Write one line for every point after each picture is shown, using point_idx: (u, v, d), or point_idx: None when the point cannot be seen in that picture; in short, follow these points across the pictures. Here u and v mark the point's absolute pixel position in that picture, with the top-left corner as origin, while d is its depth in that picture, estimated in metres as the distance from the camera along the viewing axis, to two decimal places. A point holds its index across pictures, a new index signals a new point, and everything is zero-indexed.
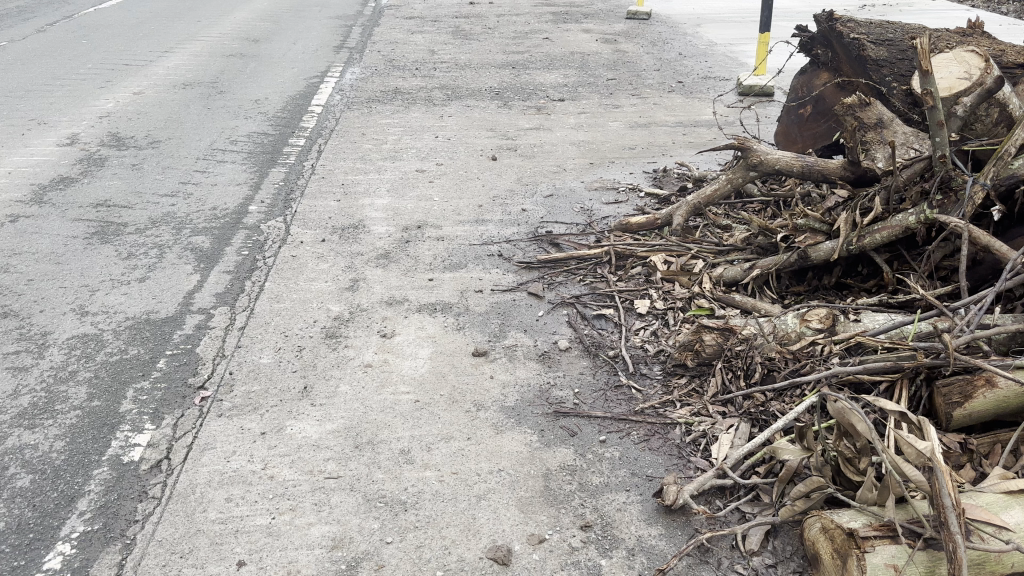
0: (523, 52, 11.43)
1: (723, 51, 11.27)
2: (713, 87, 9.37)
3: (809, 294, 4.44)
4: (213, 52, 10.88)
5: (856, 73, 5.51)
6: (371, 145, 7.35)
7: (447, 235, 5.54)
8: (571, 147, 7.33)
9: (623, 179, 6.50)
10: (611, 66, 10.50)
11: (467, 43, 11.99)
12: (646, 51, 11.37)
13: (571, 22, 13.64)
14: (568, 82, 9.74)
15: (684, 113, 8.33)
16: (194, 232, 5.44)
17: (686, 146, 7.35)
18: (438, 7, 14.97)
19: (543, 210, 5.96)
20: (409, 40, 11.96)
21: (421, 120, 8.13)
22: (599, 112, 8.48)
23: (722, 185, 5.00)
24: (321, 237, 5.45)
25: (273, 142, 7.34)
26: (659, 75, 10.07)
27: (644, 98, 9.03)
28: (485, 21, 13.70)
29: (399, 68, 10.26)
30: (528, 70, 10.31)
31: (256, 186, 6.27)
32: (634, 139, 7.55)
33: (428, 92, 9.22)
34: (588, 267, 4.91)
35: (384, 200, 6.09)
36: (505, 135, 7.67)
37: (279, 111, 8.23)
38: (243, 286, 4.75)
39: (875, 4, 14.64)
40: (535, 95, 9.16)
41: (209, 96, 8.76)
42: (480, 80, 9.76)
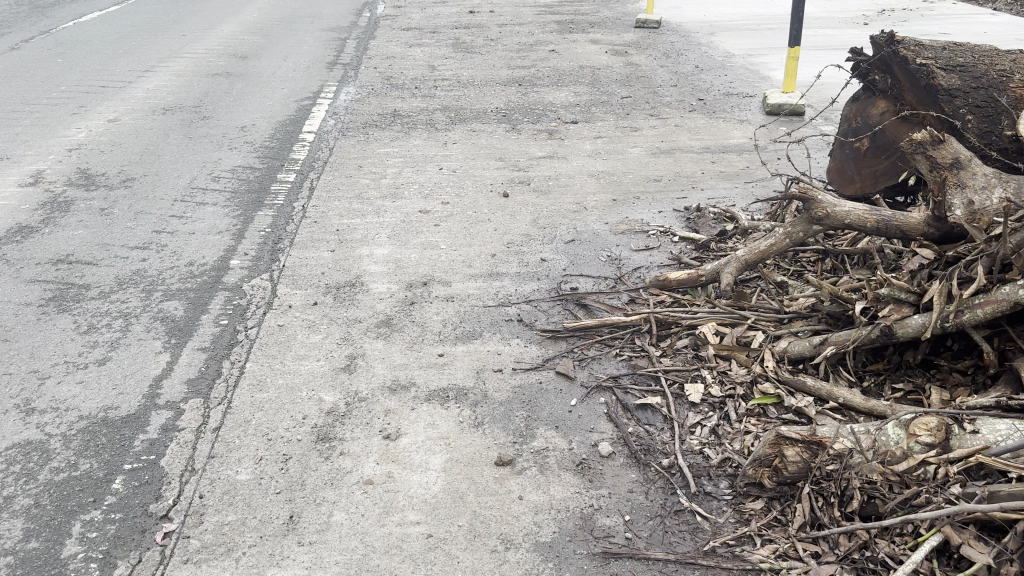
0: (529, 65, 10.76)
1: (742, 64, 10.61)
2: (738, 106, 8.70)
3: (891, 374, 3.78)
4: (197, 71, 10.20)
5: (923, 104, 4.80)
6: (369, 180, 6.65)
7: (458, 294, 4.83)
8: (590, 180, 6.65)
9: (651, 218, 5.80)
10: (624, 83, 9.83)
11: (469, 56, 11.32)
12: (659, 64, 10.71)
13: (576, 31, 12.97)
14: (579, 101, 9.07)
15: (710, 138, 7.65)
16: (166, 295, 4.75)
17: (717, 177, 6.65)
18: (437, 17, 14.31)
19: (565, 259, 5.25)
20: (407, 55, 11.29)
21: (423, 149, 7.45)
22: (616, 137, 7.79)
23: (779, 239, 4.29)
24: (312, 299, 4.74)
25: (259, 178, 6.65)
26: (677, 91, 9.41)
27: (663, 118, 8.35)
28: (487, 31, 13.02)
29: (397, 87, 9.58)
30: (535, 88, 9.64)
31: (239, 234, 5.57)
32: (658, 169, 6.86)
33: (430, 115, 8.54)
34: (625, 337, 4.20)
35: (384, 249, 5.40)
36: (516, 165, 6.99)
37: (267, 140, 7.53)
38: (219, 368, 4.05)
39: (894, 9, 14.00)
40: (545, 117, 8.48)
41: (191, 123, 8.06)
42: (485, 100, 9.09)
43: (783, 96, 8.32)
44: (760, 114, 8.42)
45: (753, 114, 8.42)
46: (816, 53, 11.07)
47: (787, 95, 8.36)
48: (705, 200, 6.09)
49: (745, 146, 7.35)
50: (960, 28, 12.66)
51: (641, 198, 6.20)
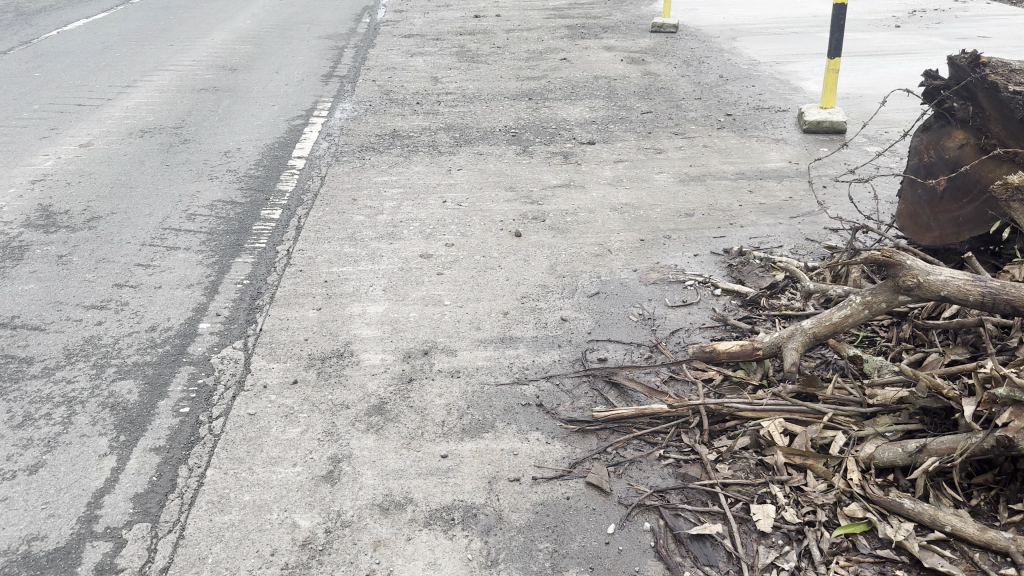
0: (539, 76, 10.04)
1: (770, 74, 9.86)
2: (770, 124, 7.94)
3: (1007, 489, 3.01)
4: (182, 86, 9.49)
5: (1016, 139, 4.05)
6: (364, 217, 5.93)
7: (464, 366, 4.09)
8: (612, 215, 5.91)
9: (686, 265, 5.05)
10: (644, 97, 9.09)
11: (475, 66, 10.60)
12: (680, 75, 9.96)
13: (588, 37, 12.23)
14: (595, 118, 8.35)
15: (743, 163, 6.90)
16: (120, 372, 4.03)
17: (756, 212, 5.90)
18: (440, 22, 13.60)
19: (589, 318, 4.50)
20: (409, 65, 10.59)
21: (426, 179, 6.72)
22: (638, 161, 7.05)
23: (856, 310, 3.58)
24: (292, 375, 4.00)
25: (241, 214, 5.93)
26: (701, 105, 8.69)
27: (690, 138, 7.60)
28: (494, 38, 12.29)
29: (397, 102, 8.87)
30: (547, 103, 8.90)
31: (212, 289, 4.85)
32: (689, 201, 6.11)
33: (433, 137, 7.82)
34: (669, 432, 3.44)
35: (380, 307, 4.66)
36: (529, 198, 6.26)
37: (253, 168, 6.82)
38: (174, 477, 3.32)
39: (924, 11, 13.21)
40: (560, 137, 7.75)
41: (170, 148, 7.35)
42: (492, 118, 8.36)
43: (823, 112, 7.65)
44: (796, 133, 7.67)
45: (788, 133, 7.67)
46: (847, 61, 10.31)
47: (827, 110, 7.66)
48: (745, 243, 5.34)
49: (784, 174, 6.60)
50: (998, 30, 11.85)
51: (672, 238, 5.46)
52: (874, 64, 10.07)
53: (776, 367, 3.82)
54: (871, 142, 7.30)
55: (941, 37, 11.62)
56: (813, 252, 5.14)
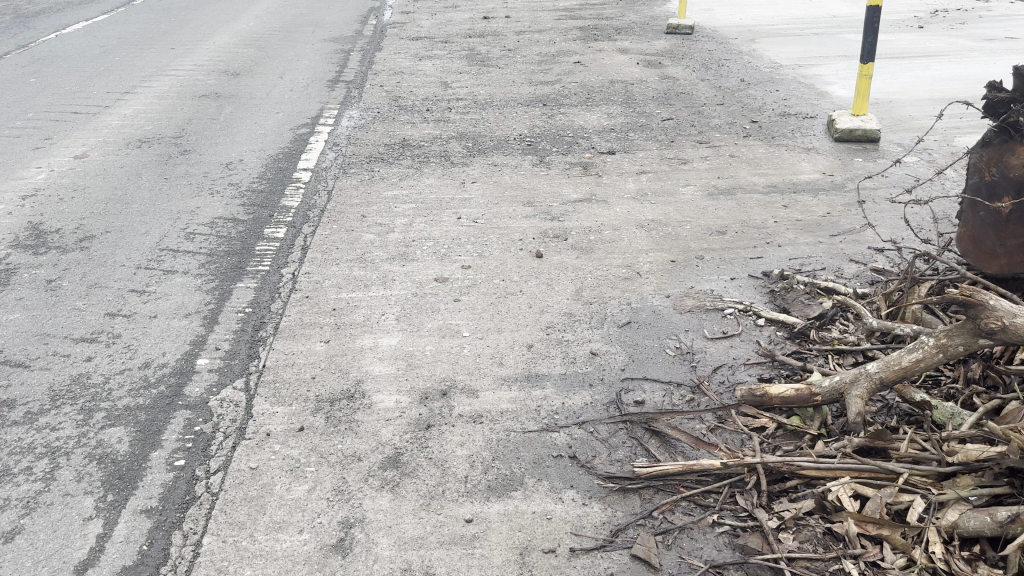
0: (553, 81, 9.68)
1: (794, 77, 9.47)
2: (798, 132, 7.56)
3: None
4: (182, 92, 9.13)
5: None
6: (374, 236, 5.56)
7: (487, 408, 3.72)
8: (638, 233, 5.53)
9: (723, 291, 4.67)
10: (663, 102, 8.71)
11: (486, 70, 10.24)
12: (699, 79, 9.57)
13: (601, 38, 11.87)
14: (613, 125, 7.98)
15: (774, 176, 6.51)
16: (110, 418, 3.67)
17: (793, 230, 5.52)
18: (448, 23, 13.25)
19: (622, 352, 4.12)
20: (417, 70, 10.24)
21: (438, 193, 6.36)
22: (661, 173, 6.67)
23: (929, 353, 3.25)
24: (298, 421, 3.62)
25: (242, 233, 5.57)
26: (724, 112, 8.31)
27: (715, 147, 7.21)
28: (504, 41, 11.92)
29: (406, 109, 8.52)
30: (562, 110, 8.53)
31: (211, 319, 4.49)
32: (720, 217, 5.73)
33: (445, 147, 7.45)
34: (722, 493, 3.07)
35: (393, 339, 4.29)
36: (549, 214, 5.89)
37: (255, 182, 6.46)
38: (166, 546, 2.96)
39: (947, 11, 12.83)
40: (578, 146, 7.37)
41: (168, 160, 6.99)
42: (506, 126, 7.98)
43: (855, 119, 7.25)
44: (827, 142, 7.28)
45: (819, 141, 7.28)
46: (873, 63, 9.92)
47: (859, 118, 7.28)
48: (785, 265, 4.96)
49: (820, 188, 6.21)
50: None
51: (706, 260, 5.08)
52: (902, 67, 9.67)
53: (834, 413, 3.47)
54: (908, 152, 6.91)
55: (968, 38, 11.21)
56: (858, 279, 4.78)
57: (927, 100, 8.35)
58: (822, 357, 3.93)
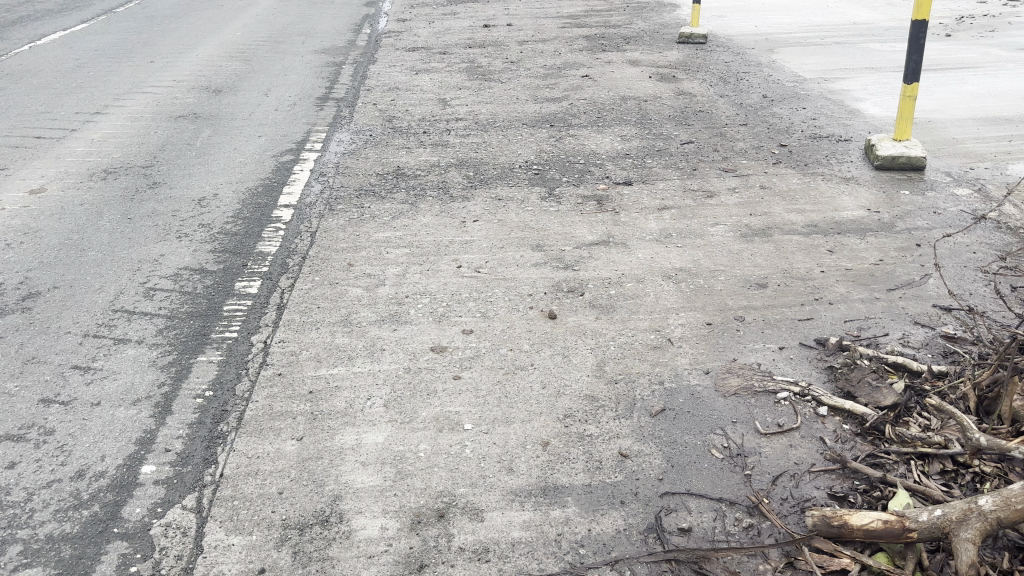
0: (559, 98, 8.99)
1: (820, 93, 8.76)
2: (833, 159, 6.85)
3: None
4: (157, 112, 8.43)
5: None
6: (362, 290, 4.84)
7: (495, 536, 2.99)
8: (665, 285, 4.82)
9: (772, 366, 3.97)
10: (681, 122, 8.01)
11: (488, 85, 9.55)
12: (718, 95, 8.86)
13: (610, 48, 11.18)
14: (628, 148, 7.29)
15: (812, 213, 5.80)
16: (26, 554, 2.97)
17: (843, 282, 4.80)
18: (447, 32, 12.56)
19: (656, 451, 3.41)
20: (414, 86, 9.54)
21: (436, 234, 5.64)
22: (685, 208, 5.96)
23: None
24: (258, 560, 2.90)
25: (210, 288, 4.86)
26: (749, 133, 7.61)
27: (742, 177, 6.50)
28: (506, 51, 11.21)
29: (401, 132, 7.82)
30: (571, 131, 7.82)
31: (163, 408, 3.79)
32: (756, 265, 5.02)
33: (443, 177, 6.74)
34: None
35: (381, 432, 3.56)
36: (561, 261, 5.19)
37: (229, 223, 5.75)
38: None
39: (975, 17, 12.11)
40: (590, 175, 6.67)
41: (133, 195, 6.30)
42: (511, 151, 7.28)
43: (898, 144, 6.55)
44: (866, 170, 6.57)
45: (857, 170, 6.58)
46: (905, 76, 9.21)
47: (902, 143, 6.57)
48: (839, 333, 4.25)
49: (867, 229, 5.50)
50: None
51: (746, 323, 4.37)
52: (937, 81, 8.95)
53: (928, 550, 2.78)
54: (959, 183, 6.19)
55: (1001, 47, 10.48)
56: (928, 350, 4.07)
57: (970, 119, 7.63)
58: (903, 465, 3.23)
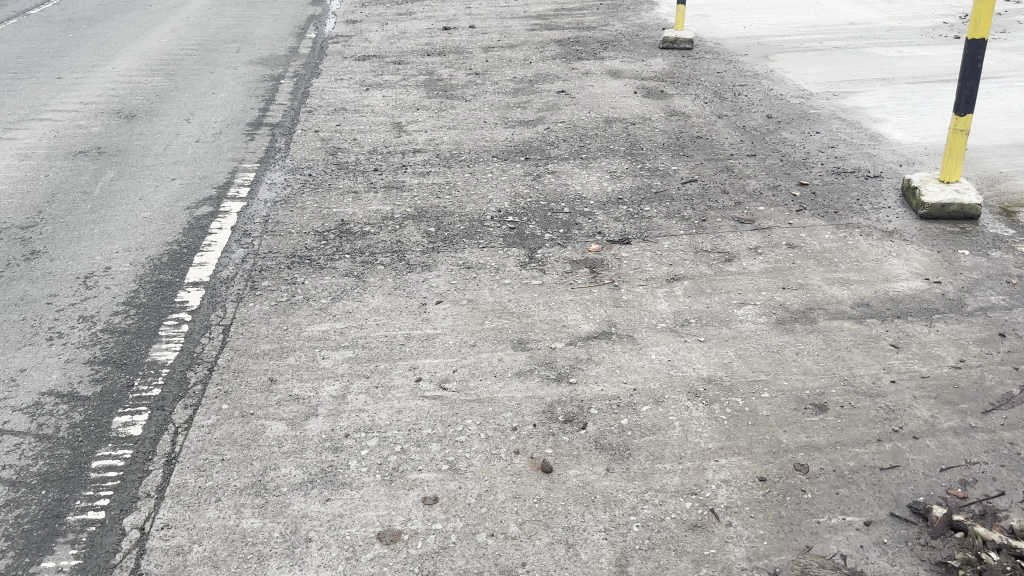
0: (533, 120, 7.79)
1: (831, 113, 7.68)
2: (865, 203, 5.76)
3: None
4: (53, 147, 7.04)
5: None
6: (285, 423, 3.59)
7: None
8: (690, 406, 3.65)
9: (863, 564, 2.82)
10: (677, 152, 6.86)
11: (450, 104, 8.31)
12: (715, 115, 7.72)
13: (586, 55, 9.99)
14: (618, 191, 6.13)
15: (858, 285, 4.68)
16: None
17: (923, 400, 3.67)
18: (402, 36, 11.25)
19: None
20: (365, 105, 8.26)
21: (389, 321, 4.41)
22: (698, 279, 4.81)
23: None
24: None
25: (78, 429, 3.60)
26: (759, 167, 6.48)
27: (762, 231, 5.37)
28: (469, 60, 9.94)
29: (348, 170, 6.56)
30: (550, 167, 6.64)
31: None
32: (804, 373, 3.87)
33: (398, 233, 5.50)
34: None
35: None
36: (551, 365, 4.00)
37: (118, 316, 4.47)
38: None
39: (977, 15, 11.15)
40: (577, 231, 5.51)
41: (2, 271, 4.96)
42: (480, 198, 6.08)
43: (946, 187, 5.50)
44: (908, 220, 5.48)
45: (898, 219, 5.49)
46: (921, 90, 8.18)
47: (951, 186, 5.51)
48: (938, 494, 3.13)
49: (929, 311, 4.39)
50: None
51: (809, 477, 3.21)
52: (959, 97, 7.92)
53: None
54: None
55: (1018, 51, 9.47)
56: None
57: (1012, 146, 6.59)
58: None
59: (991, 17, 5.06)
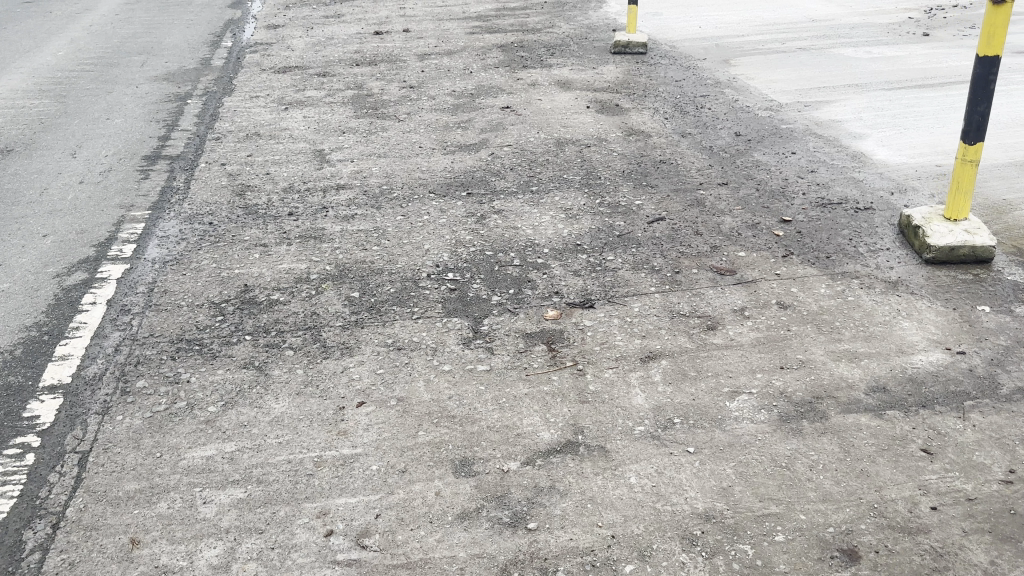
0: (475, 143, 6.89)
1: (805, 128, 6.93)
2: (859, 243, 5.00)
3: None
4: None
5: None
6: None
7: None
8: (686, 561, 2.80)
9: None
10: (640, 182, 6.03)
11: (380, 125, 7.35)
12: (678, 134, 6.91)
13: (532, 62, 9.11)
14: (575, 235, 5.27)
15: (869, 360, 3.90)
16: None
17: (978, 537, 2.89)
18: (328, 42, 10.21)
19: None
20: (283, 128, 7.24)
21: (296, 436, 3.47)
22: (678, 355, 3.97)
23: None
24: None
25: None
26: (734, 199, 5.69)
27: (747, 287, 4.56)
28: (403, 71, 8.97)
29: (258, 215, 5.57)
30: (496, 205, 5.74)
31: None
32: (822, 500, 3.06)
33: (314, 300, 4.55)
34: None
35: None
36: (503, 498, 3.11)
37: None
38: None
39: (941, 11, 10.57)
40: (530, 291, 4.63)
41: None
42: (414, 247, 5.15)
43: (953, 227, 4.77)
44: (912, 266, 4.73)
45: (900, 265, 4.74)
46: (898, 98, 7.50)
47: (958, 226, 4.78)
48: None
49: (959, 396, 3.63)
50: None
51: None
52: (940, 106, 7.25)
53: None
54: None
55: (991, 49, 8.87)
56: None
57: (1011, 166, 5.91)
58: None
59: (1006, 33, 4.33)
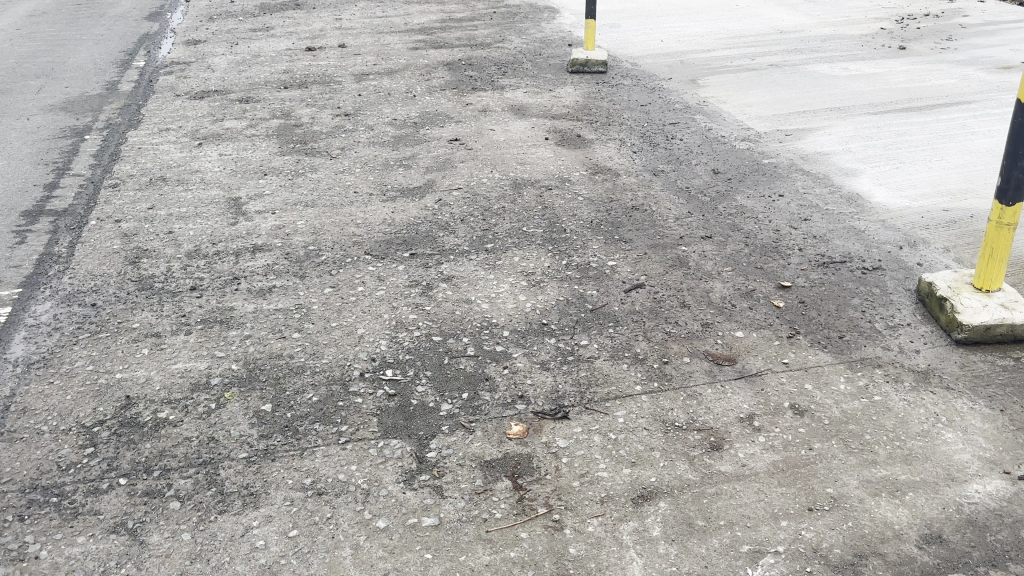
0: (419, 185, 5.98)
1: (791, 163, 6.17)
2: (875, 317, 4.23)
3: None
4: None
5: None
6: None
7: None
8: None
9: None
10: (611, 235, 5.20)
11: (309, 164, 6.38)
12: (649, 172, 6.09)
13: (481, 83, 8.23)
14: (539, 310, 4.41)
15: (916, 495, 3.11)
16: None
17: None
18: (254, 60, 9.17)
19: None
20: (195, 169, 6.24)
21: None
22: (678, 493, 3.13)
23: None
24: None
25: None
26: (721, 257, 4.88)
27: (751, 384, 3.75)
28: (338, 94, 8.01)
29: (154, 290, 4.59)
30: (443, 270, 4.85)
31: None
32: None
33: (216, 417, 3.60)
34: None
35: None
36: None
37: None
38: None
39: (911, 20, 9.98)
40: (487, 395, 3.74)
41: None
42: (345, 332, 4.23)
43: (986, 300, 4.03)
44: (941, 348, 3.97)
45: (928, 348, 3.97)
46: (886, 124, 6.80)
47: (991, 298, 4.04)
48: None
49: None
50: None
51: None
52: (934, 133, 6.56)
53: None
54: None
55: (974, 64, 8.25)
56: None
57: None
58: None
59: None
